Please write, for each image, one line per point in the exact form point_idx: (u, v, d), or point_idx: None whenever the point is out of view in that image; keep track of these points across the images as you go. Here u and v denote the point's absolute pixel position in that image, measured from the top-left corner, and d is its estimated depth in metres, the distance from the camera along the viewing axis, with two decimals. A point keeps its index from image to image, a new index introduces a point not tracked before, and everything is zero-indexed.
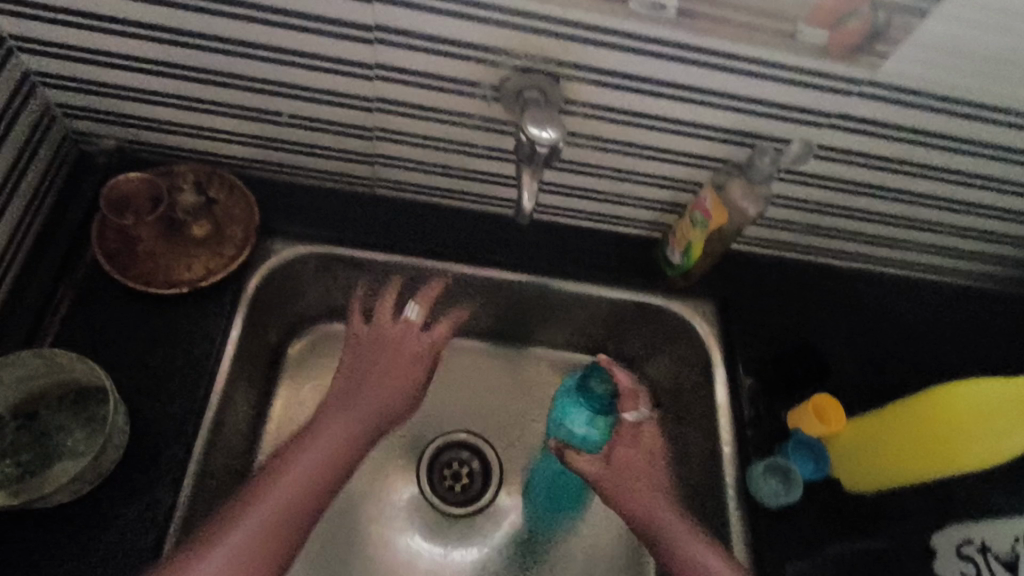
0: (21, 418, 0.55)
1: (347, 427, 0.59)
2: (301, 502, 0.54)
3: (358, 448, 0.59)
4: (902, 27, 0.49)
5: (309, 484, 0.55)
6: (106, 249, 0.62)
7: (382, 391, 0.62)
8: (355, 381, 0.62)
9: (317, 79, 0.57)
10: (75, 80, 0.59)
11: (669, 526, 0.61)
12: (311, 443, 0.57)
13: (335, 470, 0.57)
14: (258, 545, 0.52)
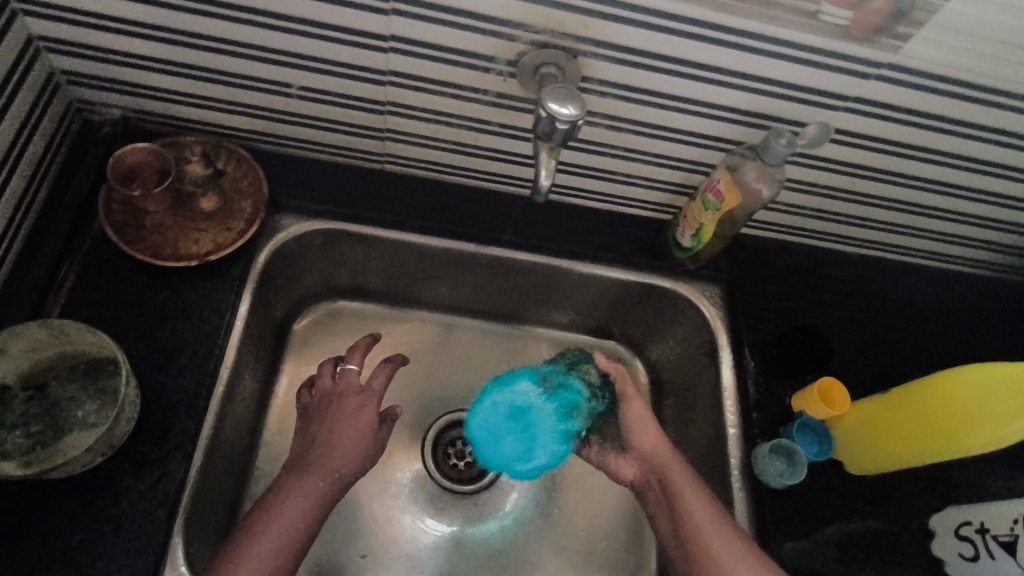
0: (30, 389, 0.54)
1: (315, 486, 0.59)
2: (276, 563, 0.54)
3: (326, 502, 0.59)
4: (926, 9, 0.48)
5: (286, 543, 0.55)
6: (113, 222, 0.61)
7: (343, 448, 0.62)
8: (314, 442, 0.62)
9: (328, 50, 0.56)
10: (80, 47, 0.58)
11: (670, 474, 0.63)
12: (281, 504, 0.57)
13: (307, 527, 0.57)
14: None
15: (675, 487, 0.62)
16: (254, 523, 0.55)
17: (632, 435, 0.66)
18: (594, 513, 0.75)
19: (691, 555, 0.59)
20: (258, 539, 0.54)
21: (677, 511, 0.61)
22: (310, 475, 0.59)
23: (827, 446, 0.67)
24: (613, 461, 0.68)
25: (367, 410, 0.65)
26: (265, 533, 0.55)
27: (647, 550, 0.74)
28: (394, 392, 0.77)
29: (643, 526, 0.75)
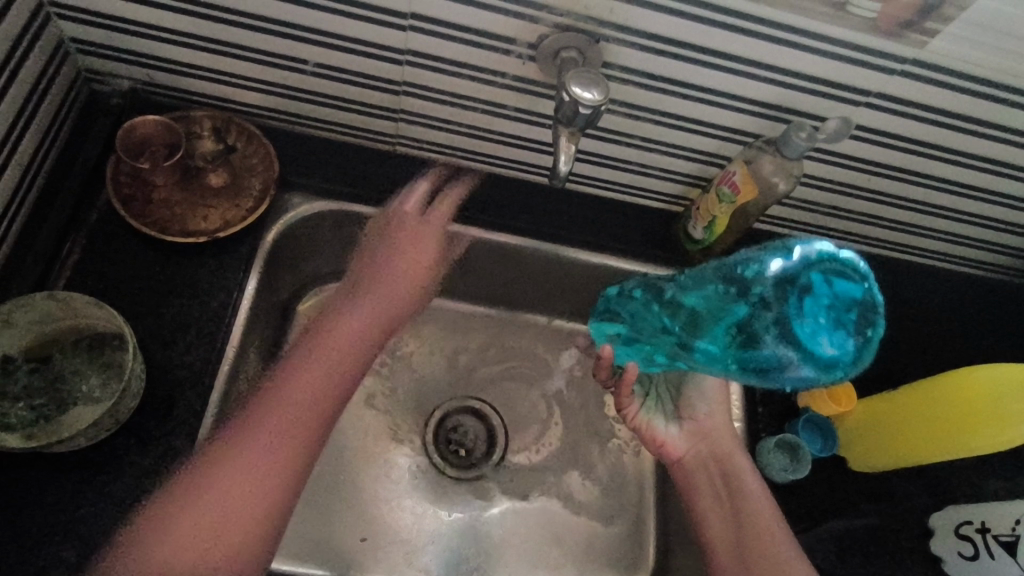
0: (34, 361, 0.54)
1: (329, 363, 0.60)
2: (286, 441, 0.55)
3: (340, 380, 0.60)
4: (956, 3, 0.47)
5: (294, 425, 0.56)
6: (120, 194, 0.60)
7: (359, 323, 0.64)
8: (334, 314, 0.64)
9: (347, 27, 0.55)
10: (91, 14, 0.56)
11: (737, 466, 0.64)
12: (290, 376, 0.58)
13: (316, 408, 0.58)
14: (273, 455, 0.54)
15: (740, 484, 0.63)
16: (264, 396, 0.57)
17: (705, 409, 0.67)
18: (596, 503, 0.75)
19: (742, 545, 0.61)
20: (263, 417, 0.55)
21: (737, 509, 0.62)
22: (325, 350, 0.61)
23: (832, 442, 0.67)
24: (663, 433, 0.67)
25: (400, 249, 0.67)
26: (275, 408, 0.56)
27: (647, 540, 0.74)
28: (399, 376, 0.76)
29: (645, 517, 0.75)
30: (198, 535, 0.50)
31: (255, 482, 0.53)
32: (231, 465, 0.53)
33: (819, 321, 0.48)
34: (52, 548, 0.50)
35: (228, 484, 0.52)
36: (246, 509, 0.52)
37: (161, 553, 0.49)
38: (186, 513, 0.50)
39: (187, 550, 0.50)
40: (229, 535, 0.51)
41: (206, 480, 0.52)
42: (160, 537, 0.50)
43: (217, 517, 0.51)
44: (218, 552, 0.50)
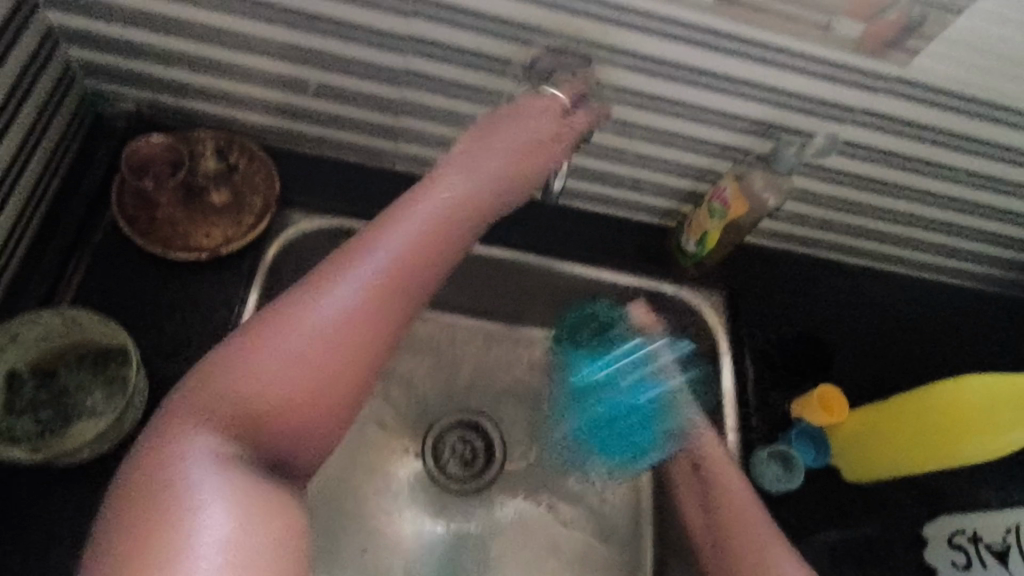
0: (39, 376, 0.55)
1: (446, 203, 0.51)
2: (374, 300, 0.47)
3: (439, 265, 0.50)
4: (937, 23, 0.48)
5: (382, 298, 0.48)
6: (125, 214, 0.62)
7: (468, 190, 0.52)
8: (429, 191, 0.51)
9: (348, 49, 0.57)
10: (100, 39, 0.59)
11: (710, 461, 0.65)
12: (394, 229, 0.49)
13: (413, 283, 0.49)
14: (332, 346, 0.46)
15: (715, 477, 0.64)
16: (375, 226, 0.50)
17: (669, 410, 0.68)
18: (594, 514, 0.75)
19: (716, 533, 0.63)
20: (357, 278, 0.47)
21: (709, 500, 0.64)
22: (436, 206, 0.51)
23: (823, 452, 0.68)
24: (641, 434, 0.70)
25: (526, 125, 0.53)
26: (363, 266, 0.48)
27: (644, 553, 0.74)
28: (399, 389, 0.77)
29: (641, 529, 0.76)
30: (263, 409, 0.44)
31: (304, 372, 0.45)
32: (295, 335, 0.45)
33: (638, 424, 0.69)
34: (56, 559, 0.51)
35: (302, 353, 0.45)
36: (316, 392, 0.45)
37: (246, 378, 0.44)
38: (263, 376, 0.44)
39: (254, 415, 0.43)
40: (296, 414, 0.45)
41: (288, 341, 0.45)
42: (242, 365, 0.44)
43: (284, 396, 0.44)
44: (289, 428, 0.45)
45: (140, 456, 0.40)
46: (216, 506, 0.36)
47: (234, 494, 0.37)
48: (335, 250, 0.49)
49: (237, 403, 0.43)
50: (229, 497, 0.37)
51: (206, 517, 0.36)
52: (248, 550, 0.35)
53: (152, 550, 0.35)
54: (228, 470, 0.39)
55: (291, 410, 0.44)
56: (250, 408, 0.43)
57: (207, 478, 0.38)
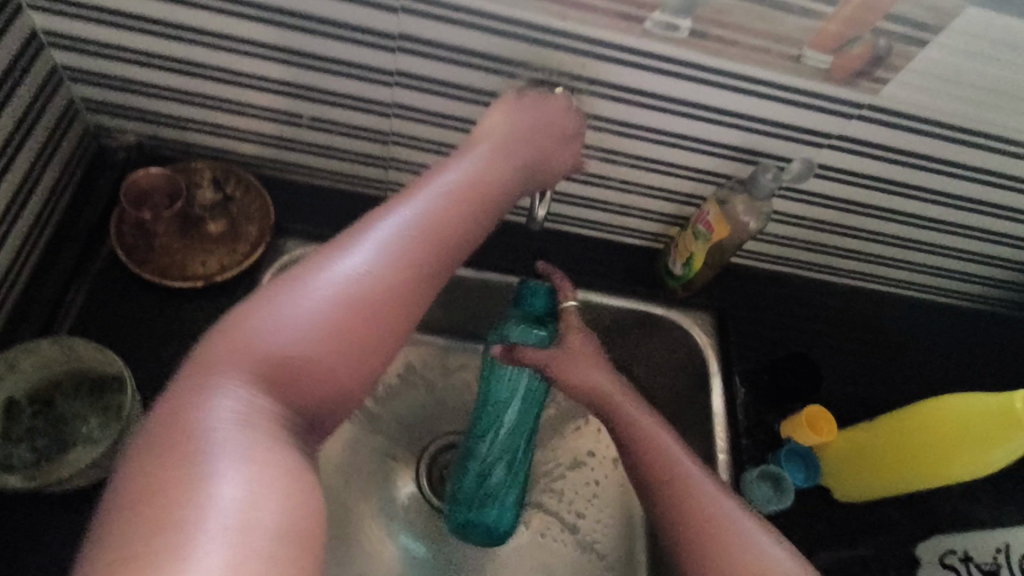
0: (38, 405, 0.56)
1: (472, 175, 0.52)
2: (407, 261, 0.46)
3: (467, 231, 0.50)
4: (902, 55, 0.50)
5: (412, 264, 0.46)
6: (123, 243, 0.63)
7: (490, 166, 0.53)
8: (455, 164, 0.52)
9: (341, 84, 0.59)
10: (103, 76, 0.61)
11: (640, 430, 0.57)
12: (423, 195, 0.49)
13: (443, 246, 0.48)
14: (356, 320, 0.44)
15: (648, 446, 0.56)
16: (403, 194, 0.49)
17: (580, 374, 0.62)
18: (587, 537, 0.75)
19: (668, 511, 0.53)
20: (391, 237, 0.46)
21: (651, 473, 0.55)
22: (463, 177, 0.51)
23: (813, 472, 0.68)
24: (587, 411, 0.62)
25: (535, 117, 0.54)
26: (388, 239, 0.46)
27: None
28: (393, 413, 0.78)
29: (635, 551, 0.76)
30: (294, 366, 0.42)
31: (328, 344, 0.43)
32: (318, 304, 0.43)
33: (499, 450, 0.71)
34: None
35: (337, 309, 0.43)
36: (347, 350, 0.43)
37: (278, 333, 0.42)
38: (295, 331, 0.42)
39: (284, 372, 0.41)
40: (325, 373, 0.43)
41: (321, 297, 0.43)
42: (273, 318, 0.42)
43: (316, 353, 0.42)
44: (318, 388, 0.42)
45: (160, 424, 0.37)
46: (233, 477, 0.34)
47: (259, 458, 0.36)
48: (358, 223, 0.47)
49: (266, 358, 0.41)
50: (250, 468, 0.35)
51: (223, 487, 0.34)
52: (266, 517, 0.34)
53: (174, 511, 0.33)
54: (253, 433, 0.37)
55: (321, 368, 0.42)
56: (281, 365, 0.41)
57: (227, 452, 0.35)
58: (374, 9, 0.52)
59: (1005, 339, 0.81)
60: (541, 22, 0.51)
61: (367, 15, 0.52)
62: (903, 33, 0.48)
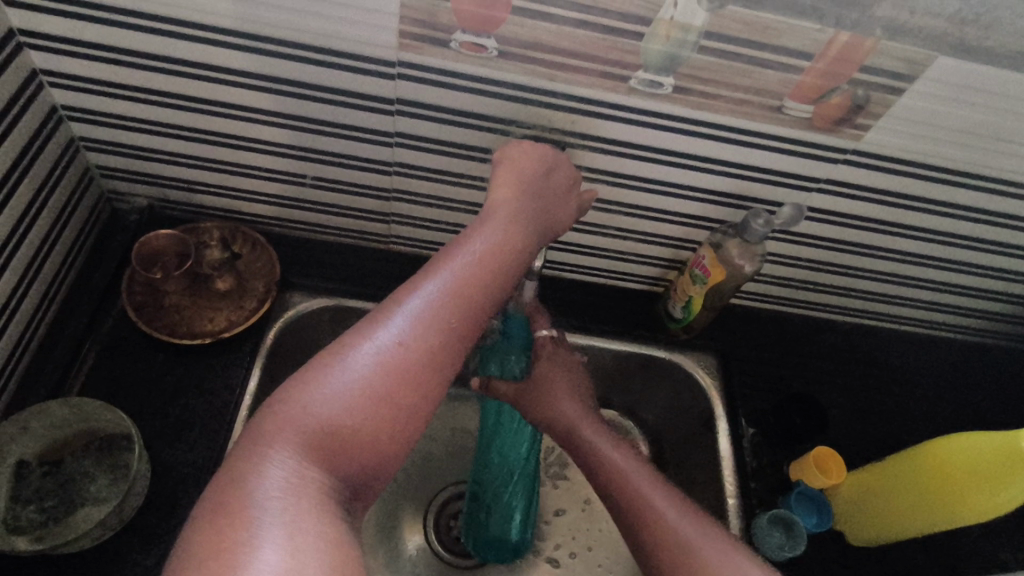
0: (47, 465, 0.57)
1: (510, 230, 0.50)
2: (442, 328, 0.43)
3: (506, 287, 0.47)
4: (881, 103, 0.52)
5: (448, 329, 0.43)
6: (133, 301, 0.65)
7: (527, 219, 0.51)
8: (493, 218, 0.50)
9: (341, 146, 0.62)
10: (116, 145, 0.64)
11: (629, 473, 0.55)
12: (461, 253, 0.46)
13: (484, 305, 0.45)
14: (394, 393, 0.41)
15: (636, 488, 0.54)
16: (442, 253, 0.47)
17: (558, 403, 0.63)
18: None
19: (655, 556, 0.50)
20: (429, 300, 0.43)
21: (641, 515, 0.52)
22: (501, 232, 0.49)
23: (827, 516, 0.66)
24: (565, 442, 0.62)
25: (533, 170, 0.54)
26: (422, 304, 0.43)
27: None
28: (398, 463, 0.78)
29: None
30: (340, 438, 0.40)
31: (368, 418, 0.40)
32: (355, 379, 0.40)
33: (501, 470, 0.71)
34: None
35: (378, 379, 0.40)
36: (391, 421, 0.41)
37: (324, 403, 0.40)
38: (340, 402, 0.40)
39: (330, 444, 0.39)
40: (370, 444, 0.40)
41: (363, 366, 0.41)
42: (318, 389, 0.40)
43: (361, 424, 0.40)
44: (366, 459, 0.40)
45: (211, 514, 0.36)
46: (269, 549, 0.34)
47: (303, 533, 0.35)
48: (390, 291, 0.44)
49: (313, 431, 0.39)
50: (286, 540, 0.34)
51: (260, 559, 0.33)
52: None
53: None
54: (299, 507, 0.36)
55: (367, 439, 0.40)
56: (327, 437, 0.39)
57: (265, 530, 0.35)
58: (372, 76, 0.54)
59: (1002, 375, 0.82)
60: (529, 83, 0.53)
61: (364, 82, 0.55)
62: (880, 82, 0.50)
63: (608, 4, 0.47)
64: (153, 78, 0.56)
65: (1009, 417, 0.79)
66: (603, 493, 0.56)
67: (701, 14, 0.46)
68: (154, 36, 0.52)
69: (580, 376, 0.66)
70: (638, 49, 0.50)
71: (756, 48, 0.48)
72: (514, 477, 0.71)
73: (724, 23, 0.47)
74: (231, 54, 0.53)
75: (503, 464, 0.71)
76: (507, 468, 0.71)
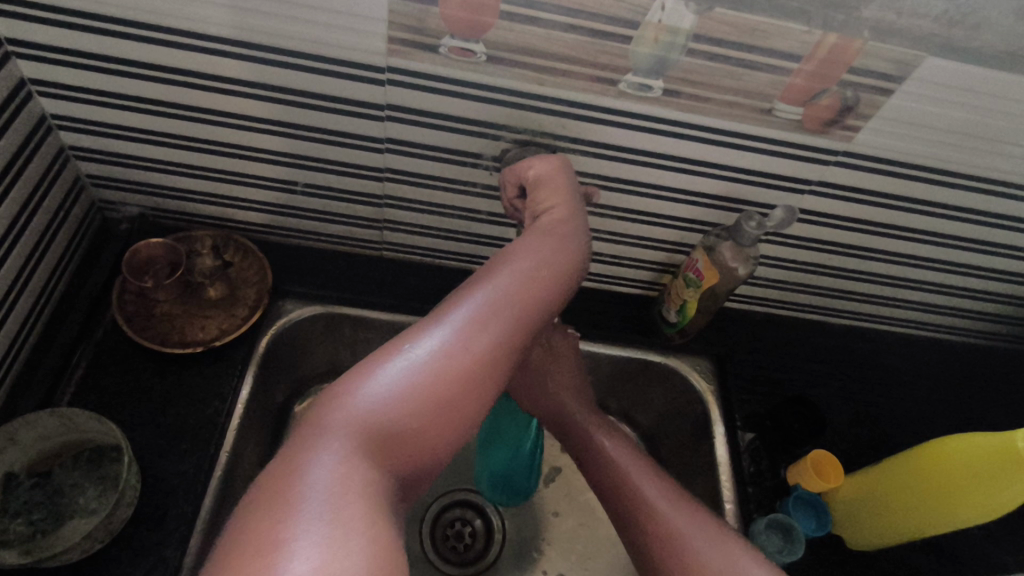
0: (35, 477, 0.57)
1: (560, 238, 0.50)
2: (499, 335, 0.43)
3: (555, 299, 0.48)
4: (870, 104, 0.52)
5: (505, 335, 0.44)
6: (125, 311, 0.65)
7: (572, 228, 0.51)
8: (538, 229, 0.50)
9: (332, 153, 0.62)
10: (107, 153, 0.64)
11: (621, 463, 0.58)
12: (513, 262, 0.47)
13: (534, 317, 0.46)
14: (451, 395, 0.41)
15: (628, 476, 0.56)
16: (492, 262, 0.48)
17: (557, 393, 0.64)
18: None
19: (639, 535, 0.53)
20: (485, 306, 0.44)
21: (632, 503, 0.55)
22: (553, 239, 0.50)
23: (825, 520, 0.65)
24: (563, 436, 0.64)
25: (550, 176, 0.54)
26: (479, 310, 0.43)
27: None
28: None
29: None
30: (392, 438, 0.39)
31: (425, 418, 0.40)
32: (413, 379, 0.40)
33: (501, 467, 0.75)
34: None
35: (435, 380, 0.40)
36: (444, 424, 0.41)
37: (381, 401, 0.39)
38: (394, 402, 0.39)
39: (382, 442, 0.39)
40: (421, 447, 0.40)
41: (419, 368, 0.40)
42: (374, 386, 0.40)
43: (414, 426, 0.40)
44: (415, 463, 0.40)
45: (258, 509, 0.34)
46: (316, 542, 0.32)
47: (351, 526, 0.34)
48: (447, 298, 0.45)
49: (366, 428, 0.38)
50: (335, 531, 0.33)
51: (308, 551, 0.32)
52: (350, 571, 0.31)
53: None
54: (346, 506, 0.35)
55: (417, 439, 0.40)
56: (379, 437, 0.39)
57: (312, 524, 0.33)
58: (362, 82, 0.54)
59: (996, 376, 0.82)
60: (519, 88, 0.53)
61: (354, 88, 0.55)
62: (868, 83, 0.50)
63: (596, 7, 0.46)
64: (144, 87, 0.56)
65: (1007, 418, 0.79)
66: (596, 480, 0.59)
67: (689, 16, 0.46)
68: (144, 44, 0.52)
69: (580, 369, 0.67)
70: (627, 53, 0.50)
71: (745, 50, 0.48)
72: (512, 473, 0.75)
73: (714, 26, 0.47)
74: (221, 61, 0.53)
75: (504, 462, 0.75)
76: (508, 466, 0.75)
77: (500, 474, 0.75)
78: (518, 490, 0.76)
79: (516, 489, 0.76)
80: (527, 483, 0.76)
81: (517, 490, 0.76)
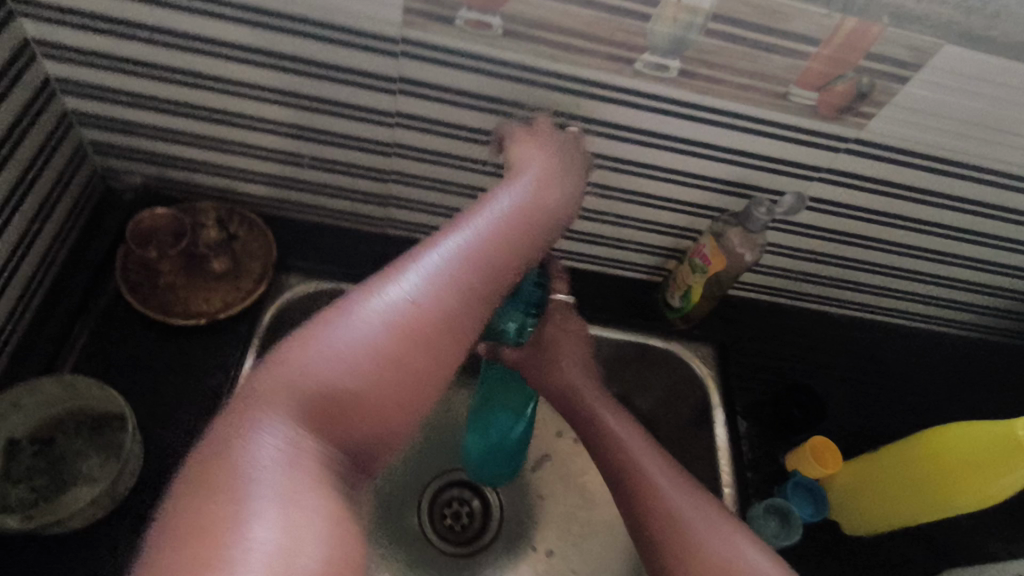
0: (38, 443, 0.56)
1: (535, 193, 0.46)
2: (460, 289, 0.38)
3: (532, 251, 0.43)
4: (885, 92, 0.52)
5: (468, 290, 0.38)
6: (128, 281, 0.64)
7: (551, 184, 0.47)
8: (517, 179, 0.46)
9: (340, 125, 0.61)
10: (112, 120, 0.63)
11: (624, 440, 0.58)
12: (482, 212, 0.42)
13: (507, 268, 0.40)
14: (403, 356, 0.36)
15: (629, 454, 0.57)
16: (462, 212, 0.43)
17: (562, 369, 0.64)
18: None
19: (636, 512, 0.54)
20: (446, 257, 0.38)
21: (632, 480, 0.55)
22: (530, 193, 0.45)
23: (821, 506, 0.66)
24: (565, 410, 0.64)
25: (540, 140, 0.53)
26: (438, 262, 0.38)
27: None
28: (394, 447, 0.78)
29: None
30: (339, 404, 0.35)
31: (375, 381, 0.35)
32: (359, 338, 0.35)
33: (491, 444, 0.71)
34: None
35: (384, 340, 0.35)
36: (400, 388, 0.36)
37: (324, 363, 0.35)
38: (345, 361, 0.35)
39: (327, 409, 0.35)
40: (375, 413, 0.36)
41: (367, 326, 0.36)
42: (318, 347, 0.35)
43: (366, 389, 0.35)
44: (371, 430, 0.36)
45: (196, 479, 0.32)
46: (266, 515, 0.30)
47: (300, 498, 0.31)
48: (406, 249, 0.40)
49: (309, 394, 0.34)
50: (281, 507, 0.31)
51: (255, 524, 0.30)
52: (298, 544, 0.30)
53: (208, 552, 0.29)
54: (300, 481, 0.32)
55: (369, 405, 0.35)
56: (325, 400, 0.35)
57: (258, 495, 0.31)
58: (374, 53, 0.53)
59: (992, 369, 0.82)
60: (534, 63, 0.52)
61: (366, 59, 0.54)
62: (884, 71, 0.50)
63: None
64: (152, 52, 0.55)
65: (1000, 411, 0.80)
66: (597, 455, 0.59)
67: None
68: (154, 9, 0.52)
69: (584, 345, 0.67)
70: (644, 31, 0.49)
71: (763, 32, 0.48)
72: (500, 452, 0.71)
73: (733, 6, 0.46)
74: (232, 28, 0.52)
75: (492, 440, 0.70)
76: (497, 445, 0.71)
77: (488, 450, 0.71)
78: (502, 466, 0.73)
79: (502, 465, 0.73)
80: (514, 460, 0.73)
81: (503, 466, 0.73)
